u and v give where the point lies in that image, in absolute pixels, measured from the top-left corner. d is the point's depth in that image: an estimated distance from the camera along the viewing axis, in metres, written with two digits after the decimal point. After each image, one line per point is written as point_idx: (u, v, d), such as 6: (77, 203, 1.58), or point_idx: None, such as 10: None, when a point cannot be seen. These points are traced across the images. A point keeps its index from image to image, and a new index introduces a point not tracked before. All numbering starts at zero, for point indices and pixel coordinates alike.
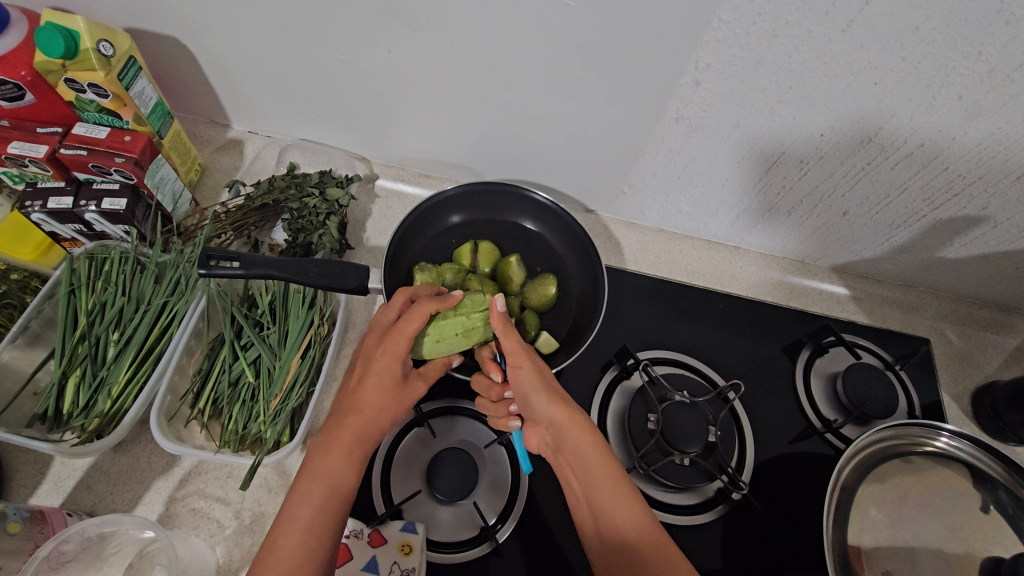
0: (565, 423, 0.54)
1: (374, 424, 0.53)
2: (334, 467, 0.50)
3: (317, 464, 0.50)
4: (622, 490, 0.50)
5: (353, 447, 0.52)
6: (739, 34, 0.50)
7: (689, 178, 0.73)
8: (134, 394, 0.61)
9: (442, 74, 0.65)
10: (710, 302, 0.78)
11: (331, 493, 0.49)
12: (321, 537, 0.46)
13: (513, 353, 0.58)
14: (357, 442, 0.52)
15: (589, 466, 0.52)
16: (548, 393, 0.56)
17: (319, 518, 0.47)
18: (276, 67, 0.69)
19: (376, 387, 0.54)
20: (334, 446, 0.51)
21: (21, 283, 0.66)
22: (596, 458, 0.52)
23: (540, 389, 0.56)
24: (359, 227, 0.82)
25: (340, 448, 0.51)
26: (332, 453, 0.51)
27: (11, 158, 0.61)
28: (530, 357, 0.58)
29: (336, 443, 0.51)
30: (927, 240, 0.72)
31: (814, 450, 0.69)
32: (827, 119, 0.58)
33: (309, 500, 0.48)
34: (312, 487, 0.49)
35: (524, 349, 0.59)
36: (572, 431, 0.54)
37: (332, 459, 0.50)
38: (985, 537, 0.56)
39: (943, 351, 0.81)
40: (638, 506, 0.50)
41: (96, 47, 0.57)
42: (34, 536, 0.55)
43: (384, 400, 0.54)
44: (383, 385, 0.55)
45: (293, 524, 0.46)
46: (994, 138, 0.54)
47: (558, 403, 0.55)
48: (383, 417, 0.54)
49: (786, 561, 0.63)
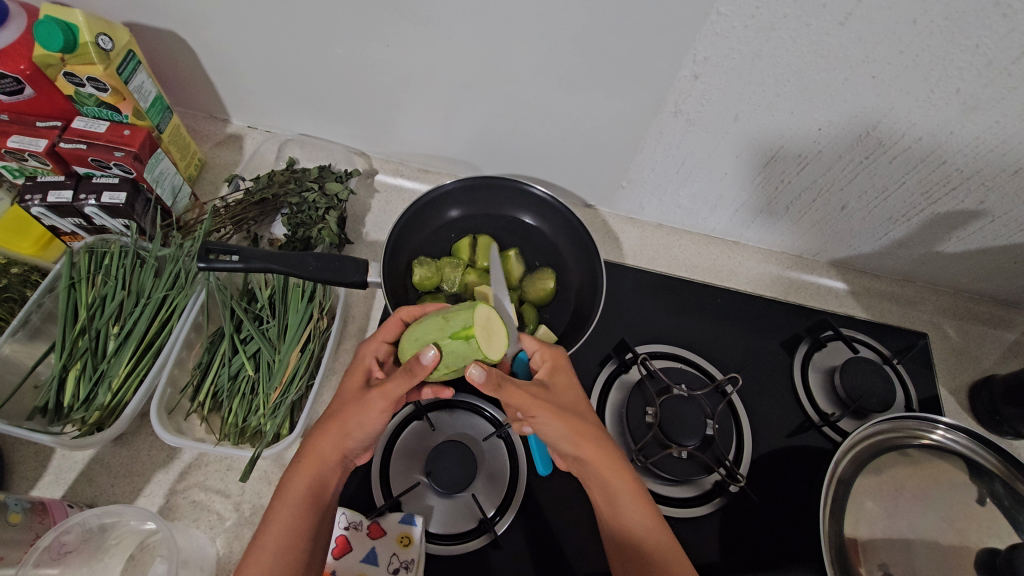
0: (589, 445, 0.53)
1: (339, 444, 0.53)
2: (323, 449, 0.53)
3: (284, 488, 0.51)
4: (643, 506, 0.53)
5: (319, 467, 0.52)
6: (737, 27, 0.50)
7: (688, 172, 0.73)
8: (134, 387, 0.61)
9: (440, 69, 0.65)
10: (708, 297, 0.78)
11: (298, 515, 0.50)
12: (289, 562, 0.47)
13: (525, 406, 0.53)
14: (323, 460, 0.53)
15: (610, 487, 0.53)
16: (568, 426, 0.53)
17: (289, 541, 0.48)
18: (276, 62, 0.69)
19: (346, 390, 0.56)
20: (299, 468, 0.52)
21: (22, 277, 0.66)
22: (619, 480, 0.53)
23: (562, 426, 0.53)
24: (358, 222, 0.82)
25: (305, 469, 0.52)
26: (297, 474, 0.52)
27: (11, 152, 0.61)
28: (546, 401, 0.53)
29: (301, 464, 0.52)
30: (925, 234, 0.72)
31: (812, 444, 0.69)
32: (825, 114, 0.58)
33: (276, 524, 0.49)
34: (295, 484, 0.51)
35: (537, 397, 0.53)
36: (593, 455, 0.53)
37: (298, 481, 0.51)
38: (981, 528, 0.57)
39: (940, 345, 0.81)
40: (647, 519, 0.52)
41: (95, 41, 0.57)
42: (35, 526, 0.56)
43: (348, 414, 0.53)
44: (344, 400, 0.55)
45: (283, 501, 0.50)
46: (991, 132, 0.54)
47: (583, 432, 0.54)
48: (343, 431, 0.53)
49: (783, 553, 0.63)
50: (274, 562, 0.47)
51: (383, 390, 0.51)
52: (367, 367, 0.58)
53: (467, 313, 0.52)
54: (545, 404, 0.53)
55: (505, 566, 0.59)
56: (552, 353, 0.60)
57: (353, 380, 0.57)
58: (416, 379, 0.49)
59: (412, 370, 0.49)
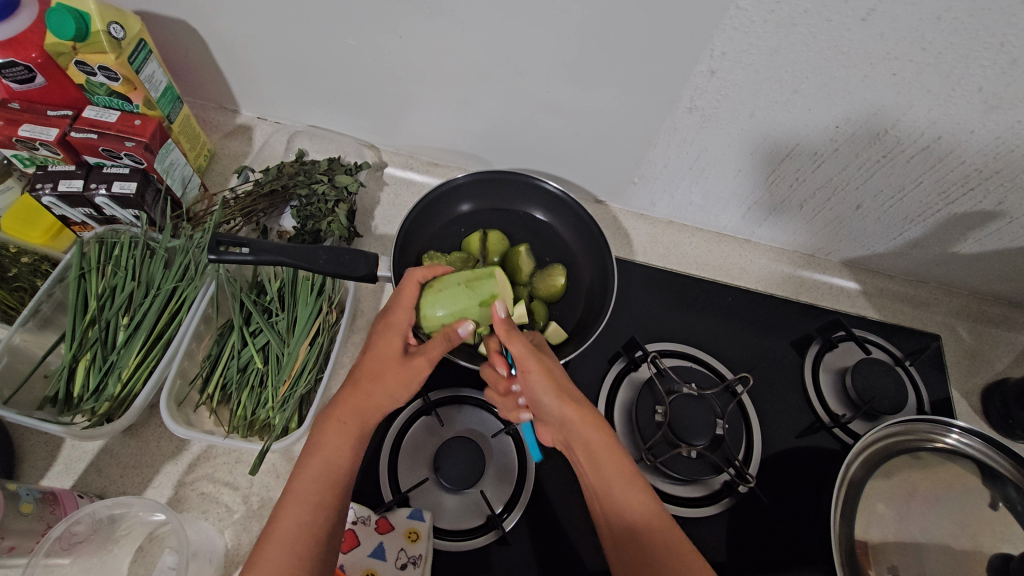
0: (584, 428, 0.53)
1: (377, 401, 0.53)
2: (371, 399, 0.53)
3: (324, 433, 0.51)
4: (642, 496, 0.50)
5: (361, 417, 0.53)
6: (756, 22, 0.49)
7: (700, 169, 0.72)
8: (143, 378, 0.61)
9: (452, 61, 0.64)
10: (719, 295, 0.77)
11: (335, 470, 0.50)
12: (323, 516, 0.47)
13: (520, 356, 0.55)
14: (362, 417, 0.53)
15: (608, 475, 0.51)
16: (559, 395, 0.54)
17: (324, 495, 0.48)
18: (286, 53, 0.68)
19: (380, 358, 0.55)
20: (336, 423, 0.52)
21: (31, 267, 0.66)
22: (609, 451, 0.52)
23: (554, 395, 0.53)
24: (367, 215, 0.82)
25: (346, 419, 0.52)
26: (334, 430, 0.51)
27: (22, 141, 0.60)
28: (538, 361, 0.55)
29: (342, 419, 0.52)
30: (940, 235, 0.71)
31: (822, 445, 0.68)
32: (842, 111, 0.57)
33: (313, 477, 0.49)
34: (334, 434, 0.51)
35: (532, 353, 0.55)
36: (590, 441, 0.53)
37: (335, 436, 0.51)
38: (993, 533, 0.56)
39: (953, 347, 0.80)
40: (646, 499, 0.50)
41: (107, 30, 0.56)
42: (46, 516, 0.56)
43: (387, 376, 0.53)
44: (382, 360, 0.54)
45: (320, 447, 0.50)
46: (1012, 131, 0.53)
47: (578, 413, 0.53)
48: (385, 394, 0.53)
49: (791, 556, 0.63)
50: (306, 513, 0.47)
51: (429, 354, 0.54)
52: (404, 329, 0.56)
53: (491, 283, 0.60)
54: (537, 357, 0.55)
55: (513, 563, 0.59)
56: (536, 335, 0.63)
57: (390, 347, 0.55)
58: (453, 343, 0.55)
59: (451, 338, 0.55)
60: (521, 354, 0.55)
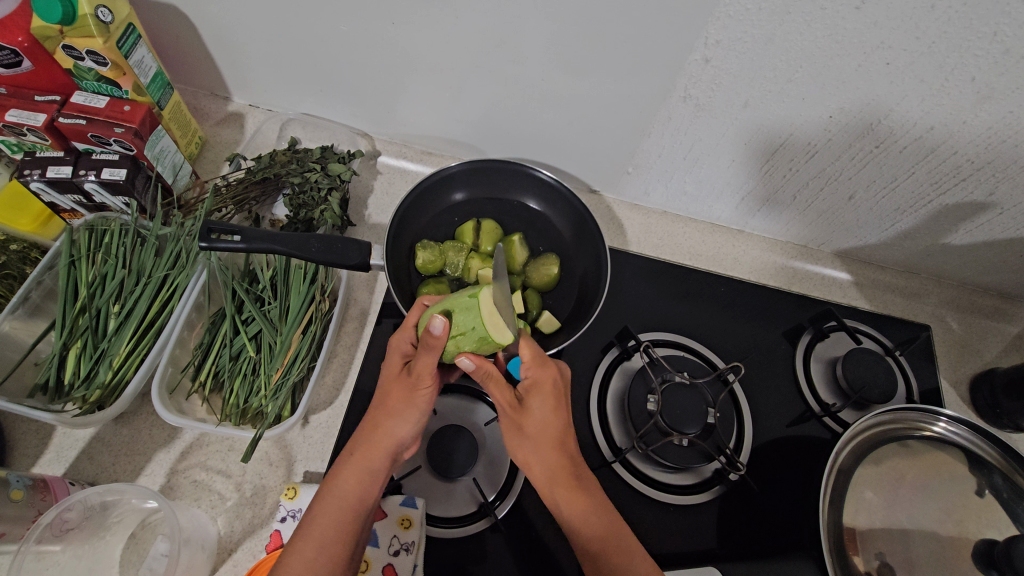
0: (565, 492, 0.52)
1: (391, 435, 0.53)
2: (399, 406, 0.54)
3: (365, 432, 0.54)
4: (583, 514, 0.51)
5: (390, 421, 0.53)
6: (750, 10, 0.49)
7: (694, 159, 0.72)
8: (135, 365, 0.61)
9: (444, 48, 0.64)
10: (712, 285, 0.78)
11: (347, 512, 0.49)
12: (333, 560, 0.47)
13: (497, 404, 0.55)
14: (388, 430, 0.53)
15: (583, 542, 0.51)
16: (515, 432, 0.54)
17: (335, 540, 0.48)
18: (277, 37, 0.67)
19: (390, 379, 0.56)
20: (347, 464, 0.52)
21: (21, 254, 0.65)
22: (557, 481, 0.52)
23: (512, 436, 0.54)
24: (361, 204, 0.81)
25: (381, 420, 0.54)
26: (367, 433, 0.53)
27: (9, 126, 0.60)
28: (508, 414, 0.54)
29: (350, 460, 0.52)
30: (932, 226, 0.72)
31: (812, 434, 0.69)
32: (836, 102, 0.57)
33: (350, 472, 0.51)
34: (378, 436, 0.53)
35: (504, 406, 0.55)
36: (568, 505, 0.52)
37: (347, 477, 0.51)
38: (978, 519, 0.57)
39: (943, 338, 0.81)
40: (588, 516, 0.51)
41: (94, 13, 0.55)
42: (37, 503, 0.56)
43: (398, 396, 0.54)
44: (389, 388, 0.55)
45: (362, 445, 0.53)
46: (1004, 121, 0.53)
47: (563, 470, 0.52)
48: (395, 416, 0.53)
49: (780, 543, 0.63)
50: (313, 555, 0.46)
51: (422, 369, 0.53)
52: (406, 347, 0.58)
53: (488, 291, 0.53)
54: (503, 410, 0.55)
55: (504, 552, 0.59)
56: (539, 370, 0.54)
57: (392, 366, 0.57)
58: (436, 352, 0.51)
59: (429, 341, 0.51)
60: (527, 382, 0.54)
